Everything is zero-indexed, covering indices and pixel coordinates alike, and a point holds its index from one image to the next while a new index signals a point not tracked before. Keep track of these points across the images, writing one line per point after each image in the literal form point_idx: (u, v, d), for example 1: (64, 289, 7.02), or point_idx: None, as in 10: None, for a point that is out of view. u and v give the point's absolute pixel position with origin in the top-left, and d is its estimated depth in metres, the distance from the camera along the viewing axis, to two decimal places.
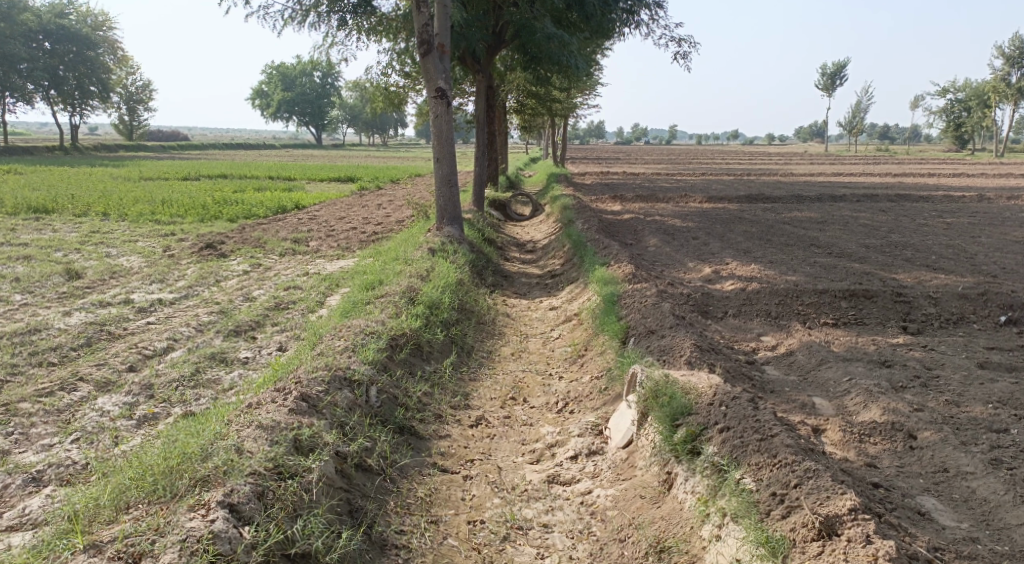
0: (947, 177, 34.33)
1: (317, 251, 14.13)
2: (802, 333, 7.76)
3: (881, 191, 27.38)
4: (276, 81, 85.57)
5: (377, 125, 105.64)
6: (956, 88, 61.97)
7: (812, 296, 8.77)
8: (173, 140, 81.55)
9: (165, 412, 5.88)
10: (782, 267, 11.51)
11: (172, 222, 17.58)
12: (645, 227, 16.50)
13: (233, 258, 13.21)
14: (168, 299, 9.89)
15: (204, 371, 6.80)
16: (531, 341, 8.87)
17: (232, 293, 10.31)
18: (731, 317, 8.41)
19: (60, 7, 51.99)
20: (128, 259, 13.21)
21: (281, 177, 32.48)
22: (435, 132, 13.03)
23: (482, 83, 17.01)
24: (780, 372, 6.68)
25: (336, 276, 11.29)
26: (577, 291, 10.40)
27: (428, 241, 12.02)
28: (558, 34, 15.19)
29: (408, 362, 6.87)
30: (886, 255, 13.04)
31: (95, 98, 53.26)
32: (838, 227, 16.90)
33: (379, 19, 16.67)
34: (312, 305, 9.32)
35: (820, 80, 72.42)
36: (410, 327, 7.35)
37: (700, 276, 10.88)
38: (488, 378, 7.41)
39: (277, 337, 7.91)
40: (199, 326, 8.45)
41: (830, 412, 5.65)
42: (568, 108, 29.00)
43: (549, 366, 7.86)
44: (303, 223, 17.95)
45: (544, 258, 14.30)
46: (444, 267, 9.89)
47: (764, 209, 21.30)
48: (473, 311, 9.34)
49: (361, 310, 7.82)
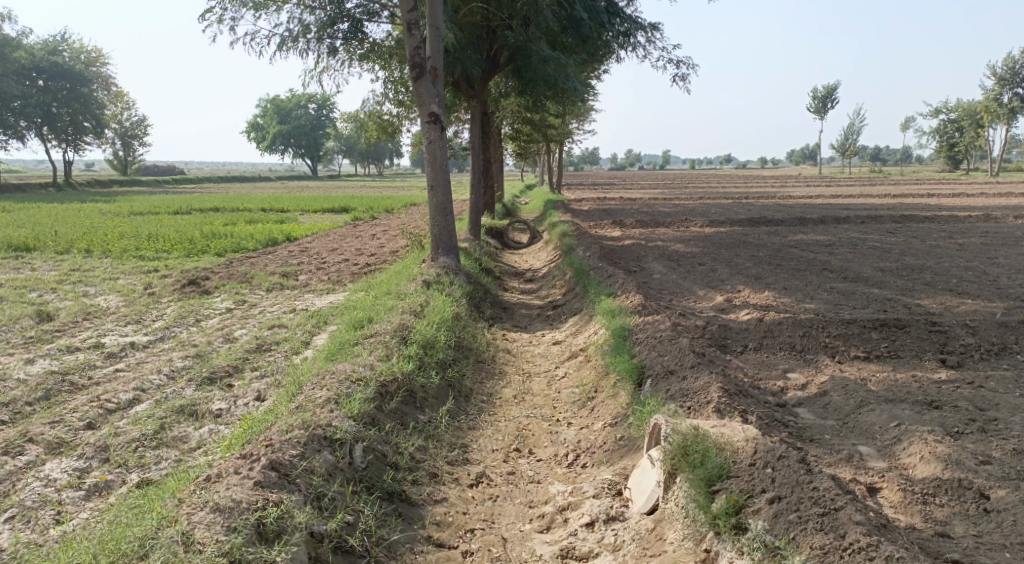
0: (946, 198, 33.77)
1: (306, 285, 13.45)
2: (833, 370, 7.05)
3: (886, 211, 26.86)
4: (270, 115, 85.65)
5: (373, 156, 105.59)
6: (949, 109, 61.97)
7: (839, 326, 8.08)
8: (167, 174, 81.35)
9: (119, 480, 5.15)
10: (798, 294, 10.86)
11: (157, 258, 16.91)
12: (648, 253, 15.89)
13: (216, 295, 12.51)
14: (141, 343, 9.17)
15: (170, 428, 6.06)
16: (535, 380, 8.14)
17: (211, 333, 9.60)
18: (752, 352, 7.70)
19: (53, 45, 51.88)
20: (105, 298, 12.50)
21: (274, 209, 31.85)
22: (429, 159, 12.41)
23: (476, 109, 16.43)
24: (814, 416, 5.97)
25: (324, 312, 10.58)
26: (582, 324, 9.70)
27: (422, 273, 11.34)
28: (554, 57, 14.63)
29: (398, 412, 6.13)
30: (904, 278, 12.40)
31: (89, 134, 52.94)
32: (849, 250, 16.29)
33: (370, 45, 16.13)
34: (297, 346, 8.60)
35: (812, 103, 72.52)
36: (401, 371, 6.62)
37: (713, 305, 10.19)
38: (488, 426, 6.68)
39: (255, 385, 7.19)
40: (171, 373, 7.73)
41: (882, 467, 4.94)
42: (564, 133, 28.53)
43: (555, 410, 7.12)
44: (293, 256, 17.29)
45: (545, 287, 13.63)
46: (439, 301, 9.20)
47: (767, 232, 20.73)
48: (471, 349, 8.61)
49: (347, 352, 7.08)
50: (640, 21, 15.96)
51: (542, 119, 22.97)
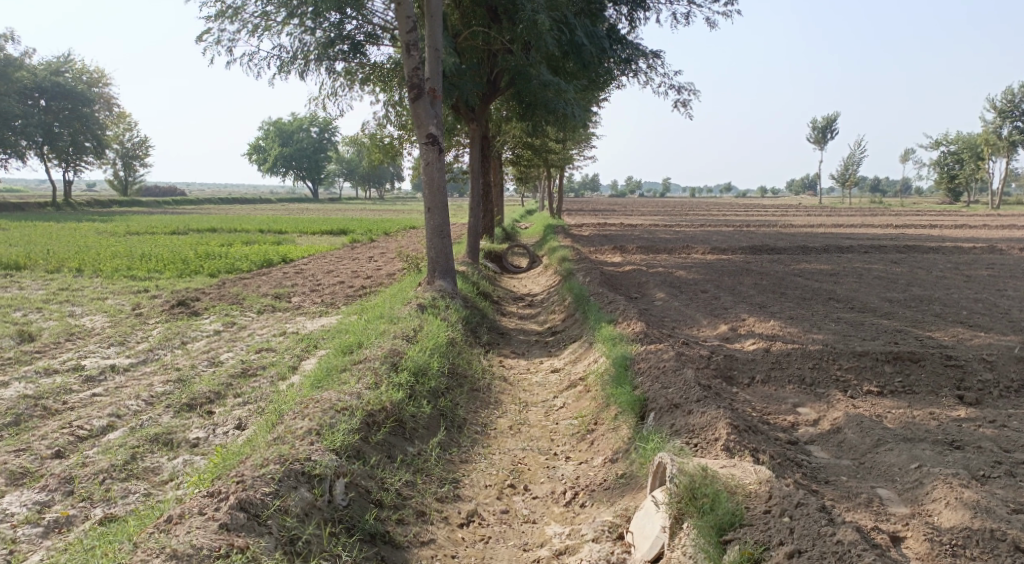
0: (948, 229, 33.59)
1: (299, 307, 13.12)
2: (846, 405, 6.70)
3: (889, 242, 26.62)
4: (273, 137, 85.94)
5: (374, 179, 105.72)
6: (949, 141, 62.12)
7: (850, 359, 7.74)
8: (167, 195, 81.38)
9: (81, 515, 4.78)
10: (804, 324, 10.53)
11: (148, 278, 16.58)
12: (649, 280, 15.59)
13: (205, 316, 12.17)
14: (122, 366, 8.81)
15: (141, 459, 5.70)
16: (531, 411, 7.78)
17: (196, 357, 9.24)
18: (760, 384, 7.34)
19: (56, 65, 52.05)
20: (91, 319, 12.15)
21: (272, 230, 31.60)
22: (427, 181, 12.14)
23: (476, 133, 16.22)
24: (829, 456, 5.61)
25: (315, 335, 10.24)
26: (581, 352, 9.35)
27: (417, 296, 11.03)
28: (555, 81, 14.48)
29: (385, 444, 5.77)
30: (913, 309, 12.08)
31: (90, 154, 52.86)
32: (854, 279, 16.00)
33: (370, 67, 15.96)
34: (283, 371, 8.24)
35: (812, 133, 72.76)
36: (390, 400, 6.25)
37: (717, 334, 9.85)
38: (481, 459, 6.30)
39: (236, 412, 6.82)
40: (150, 399, 7.36)
41: (904, 513, 4.59)
42: (565, 159, 28.39)
43: (552, 443, 6.75)
44: (288, 277, 16.99)
45: (544, 313, 13.31)
46: (433, 326, 8.86)
47: (770, 260, 20.47)
48: (465, 377, 8.25)
49: (334, 379, 6.71)
50: (642, 47, 15.89)
51: (543, 144, 22.82)
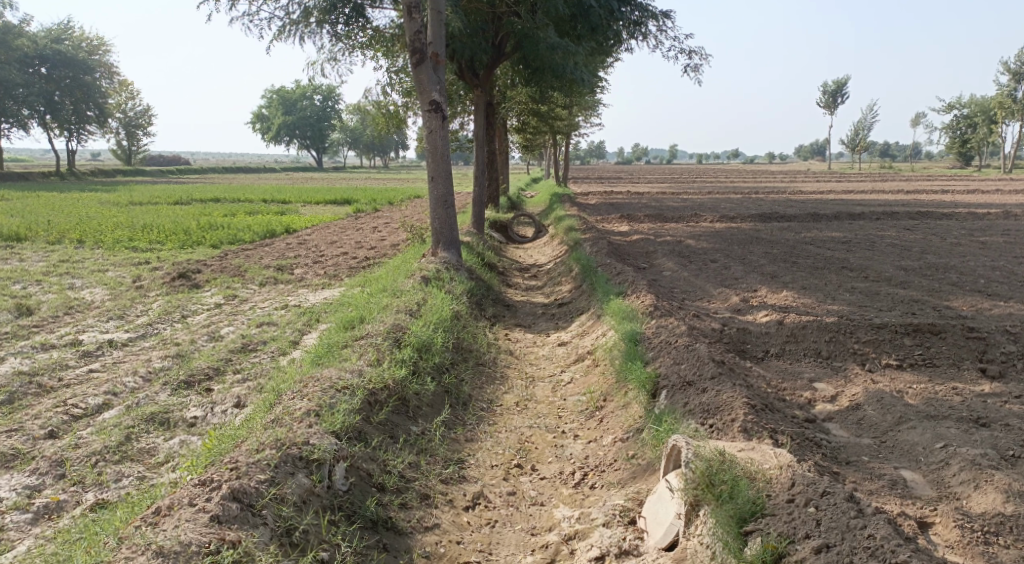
0: (961, 195, 32.99)
1: (302, 279, 12.92)
2: (864, 381, 6.47)
3: (901, 208, 26.17)
4: (276, 105, 85.11)
5: (379, 147, 104.89)
6: (962, 104, 60.96)
7: (868, 332, 7.49)
8: (171, 165, 80.98)
9: (72, 500, 4.62)
10: (818, 294, 10.27)
11: (150, 250, 16.36)
12: (658, 249, 15.30)
13: (206, 289, 11.96)
14: (120, 341, 8.63)
15: (136, 439, 5.52)
16: (538, 386, 7.57)
17: (196, 331, 9.05)
18: (774, 359, 7.10)
19: (56, 33, 51.32)
20: (91, 291, 11.97)
21: (276, 200, 31.30)
22: (430, 149, 11.80)
23: (481, 99, 15.79)
24: (848, 434, 5.38)
25: (317, 309, 10.03)
26: (589, 324, 9.13)
27: (421, 268, 10.78)
28: (563, 44, 13.90)
29: (387, 424, 5.57)
30: (928, 278, 11.79)
31: (92, 123, 52.42)
32: (867, 247, 15.67)
33: (373, 32, 15.52)
34: (284, 346, 8.05)
35: (822, 98, 71.56)
36: (393, 378, 6.05)
37: (728, 306, 9.60)
38: (487, 438, 6.11)
39: (235, 389, 6.64)
40: (148, 375, 7.18)
41: (931, 496, 4.37)
42: (571, 126, 27.89)
43: (560, 420, 6.56)
44: (290, 248, 16.76)
45: (550, 284, 13.07)
46: (438, 299, 8.63)
47: (781, 228, 20.11)
48: (470, 352, 8.05)
49: (335, 356, 6.50)
50: (651, 9, 15.32)
51: (549, 110, 22.36)
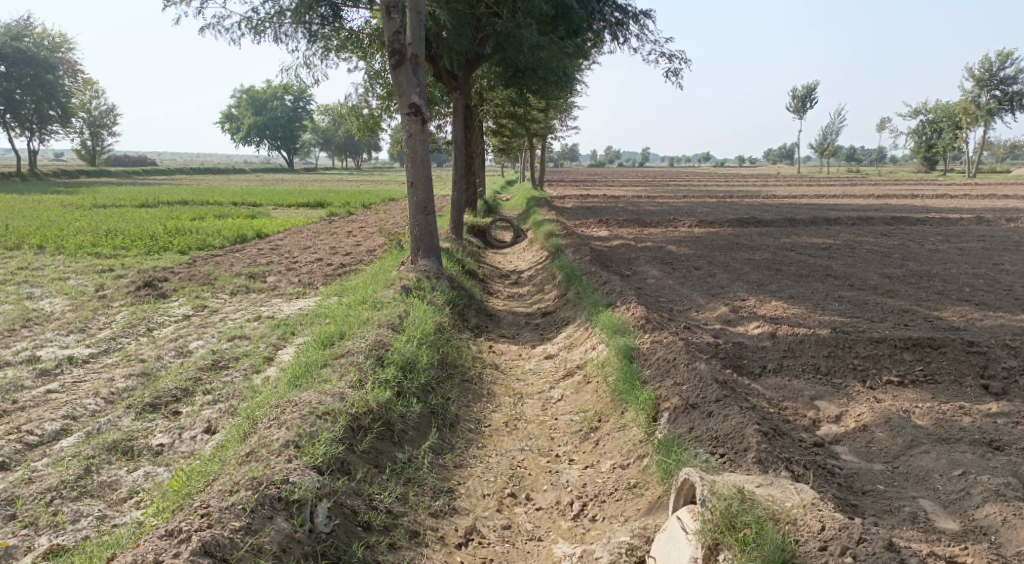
0: (930, 200, 33.32)
1: (275, 287, 12.43)
2: (868, 400, 6.24)
3: (875, 213, 26.30)
4: (246, 106, 83.72)
5: (351, 148, 103.77)
6: (927, 110, 61.94)
7: (866, 346, 7.27)
8: (138, 166, 79.24)
9: (23, 547, 4.21)
10: (808, 303, 10.07)
11: (114, 256, 15.71)
12: (640, 256, 15.06)
13: (174, 299, 11.42)
14: (81, 357, 8.11)
15: (96, 472, 5.07)
16: (528, 403, 7.23)
17: (163, 346, 8.54)
18: (773, 374, 6.84)
19: (16, 30, 49.65)
20: (50, 302, 11.37)
21: (246, 203, 30.53)
22: (409, 153, 11.39)
23: (460, 102, 15.39)
24: (859, 460, 5.14)
25: (292, 320, 9.59)
26: (577, 336, 8.81)
27: (400, 277, 10.38)
28: (544, 45, 13.59)
29: (371, 453, 5.22)
30: (914, 287, 11.67)
31: (54, 123, 50.90)
32: (847, 254, 15.59)
33: (348, 34, 15.06)
34: (258, 362, 7.61)
35: (791, 102, 72.32)
36: (377, 401, 5.69)
37: (718, 316, 9.35)
38: (477, 463, 5.76)
39: (205, 413, 6.19)
40: (111, 397, 6.70)
41: (956, 531, 4.14)
42: (548, 128, 27.62)
43: (553, 443, 6.22)
44: (262, 254, 16.23)
45: (532, 292, 12.75)
46: (420, 311, 8.24)
47: (759, 233, 20.02)
48: (455, 367, 7.68)
49: (313, 377, 6.10)
50: (631, 10, 14.95)
51: (526, 113, 22.05)
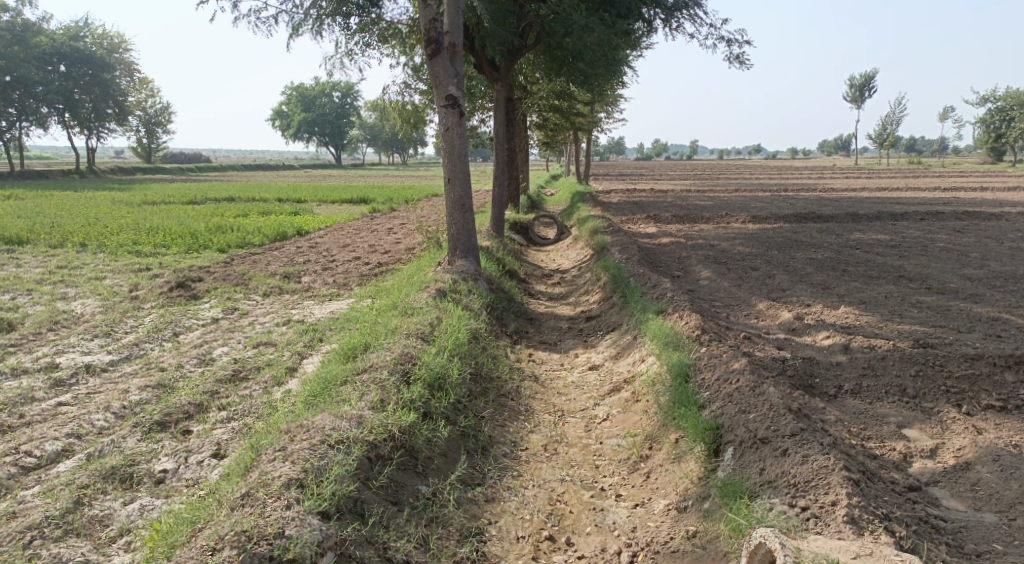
0: (1002, 193, 31.24)
1: (309, 288, 11.97)
2: (966, 431, 5.36)
3: (944, 207, 24.75)
4: (295, 102, 84.57)
5: (398, 144, 103.97)
6: (996, 98, 58.58)
7: (960, 365, 6.35)
8: (191, 163, 80.78)
9: None
10: (881, 309, 9.15)
11: (153, 254, 15.51)
12: (691, 254, 14.19)
13: (204, 301, 11.04)
14: (100, 365, 7.70)
15: (87, 505, 4.59)
16: (569, 423, 6.51)
17: (184, 353, 8.07)
18: (850, 397, 6.01)
19: (75, 30, 50.93)
20: (82, 303, 11.09)
21: (291, 199, 30.37)
22: (445, 148, 10.77)
23: (504, 94, 14.68)
24: (964, 508, 4.31)
25: (321, 324, 9.06)
26: (625, 346, 8.07)
27: (436, 278, 9.75)
28: (593, 29, 12.77)
29: (390, 488, 4.61)
30: (1000, 291, 10.55)
31: (111, 121, 51.79)
32: (918, 253, 14.43)
33: (387, 26, 14.48)
34: (280, 373, 7.08)
35: (849, 91, 69.49)
36: (399, 425, 5.07)
37: (781, 324, 8.48)
38: (512, 497, 5.08)
39: (216, 434, 5.65)
40: (122, 412, 6.23)
41: None
42: (593, 122, 26.82)
43: (598, 473, 5.51)
44: (300, 252, 15.85)
45: (576, 293, 12.02)
46: (455, 318, 7.61)
47: (819, 229, 18.88)
48: (491, 381, 7.02)
49: (331, 395, 5.51)
50: None
51: (571, 106, 21.29)
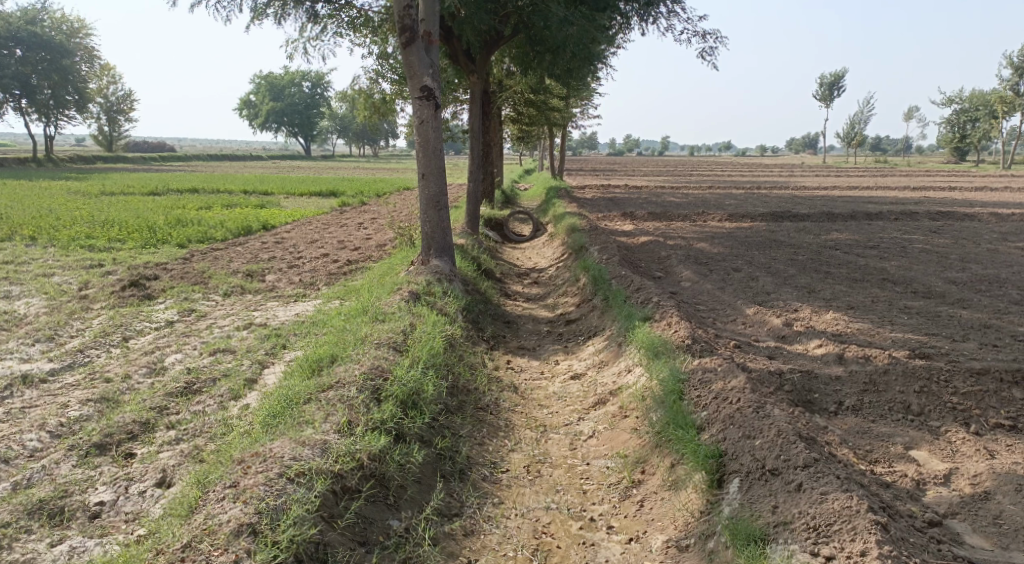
0: (970, 193, 31.48)
1: (273, 288, 11.34)
2: (978, 454, 5.00)
3: (916, 207, 24.78)
4: (263, 92, 82.77)
5: (368, 136, 102.44)
6: (962, 99, 59.33)
7: (966, 380, 6.01)
8: (155, 152, 78.68)
9: None
10: (870, 315, 8.83)
11: (107, 249, 14.70)
12: (671, 254, 13.83)
13: (160, 301, 10.36)
14: (39, 375, 7.03)
15: (6, 549, 4.04)
16: (553, 440, 6.03)
17: (134, 361, 7.42)
18: (852, 415, 5.63)
19: (33, 13, 49.15)
20: (26, 303, 10.32)
21: (257, 191, 29.44)
22: (420, 142, 10.20)
23: (480, 87, 14.14)
24: (990, 546, 3.95)
25: (285, 328, 8.48)
26: (609, 354, 7.63)
27: (408, 279, 9.21)
28: (572, 20, 12.32)
29: (359, 525, 4.16)
30: (986, 295, 10.32)
31: (71, 108, 49.93)
32: (898, 254, 14.24)
33: (358, 13, 13.85)
34: (239, 385, 6.50)
35: (818, 90, 70.01)
36: (369, 451, 4.55)
37: (769, 331, 8.11)
38: (493, 529, 4.60)
39: (162, 458, 5.07)
40: (58, 430, 5.60)
41: None
42: (567, 117, 26.40)
43: (585, 499, 5.04)
44: (265, 249, 15.16)
45: (554, 294, 11.56)
46: (429, 325, 7.09)
47: (796, 228, 18.67)
48: (468, 394, 6.51)
49: (292, 416, 4.96)
50: None
51: (546, 100, 20.81)
